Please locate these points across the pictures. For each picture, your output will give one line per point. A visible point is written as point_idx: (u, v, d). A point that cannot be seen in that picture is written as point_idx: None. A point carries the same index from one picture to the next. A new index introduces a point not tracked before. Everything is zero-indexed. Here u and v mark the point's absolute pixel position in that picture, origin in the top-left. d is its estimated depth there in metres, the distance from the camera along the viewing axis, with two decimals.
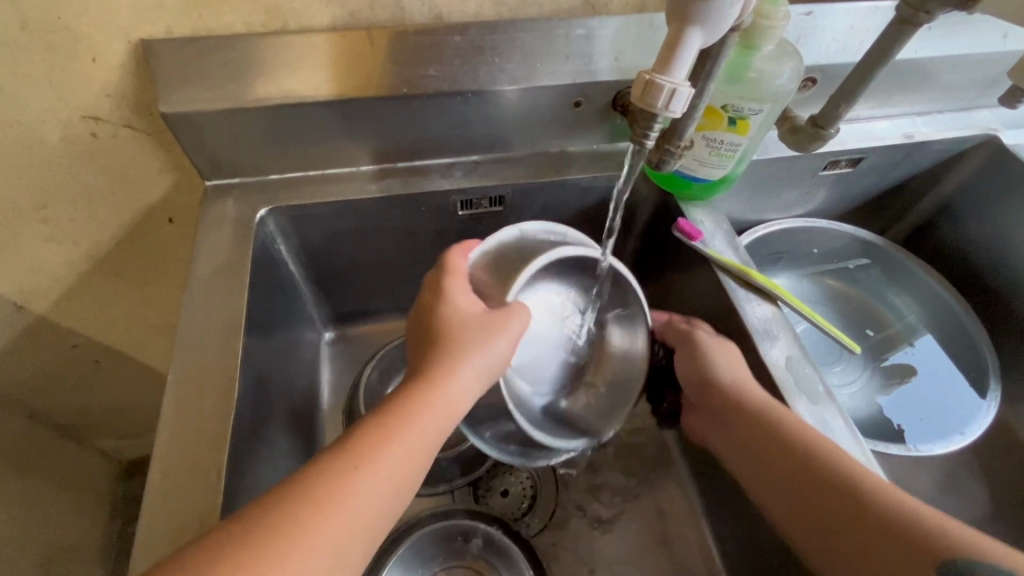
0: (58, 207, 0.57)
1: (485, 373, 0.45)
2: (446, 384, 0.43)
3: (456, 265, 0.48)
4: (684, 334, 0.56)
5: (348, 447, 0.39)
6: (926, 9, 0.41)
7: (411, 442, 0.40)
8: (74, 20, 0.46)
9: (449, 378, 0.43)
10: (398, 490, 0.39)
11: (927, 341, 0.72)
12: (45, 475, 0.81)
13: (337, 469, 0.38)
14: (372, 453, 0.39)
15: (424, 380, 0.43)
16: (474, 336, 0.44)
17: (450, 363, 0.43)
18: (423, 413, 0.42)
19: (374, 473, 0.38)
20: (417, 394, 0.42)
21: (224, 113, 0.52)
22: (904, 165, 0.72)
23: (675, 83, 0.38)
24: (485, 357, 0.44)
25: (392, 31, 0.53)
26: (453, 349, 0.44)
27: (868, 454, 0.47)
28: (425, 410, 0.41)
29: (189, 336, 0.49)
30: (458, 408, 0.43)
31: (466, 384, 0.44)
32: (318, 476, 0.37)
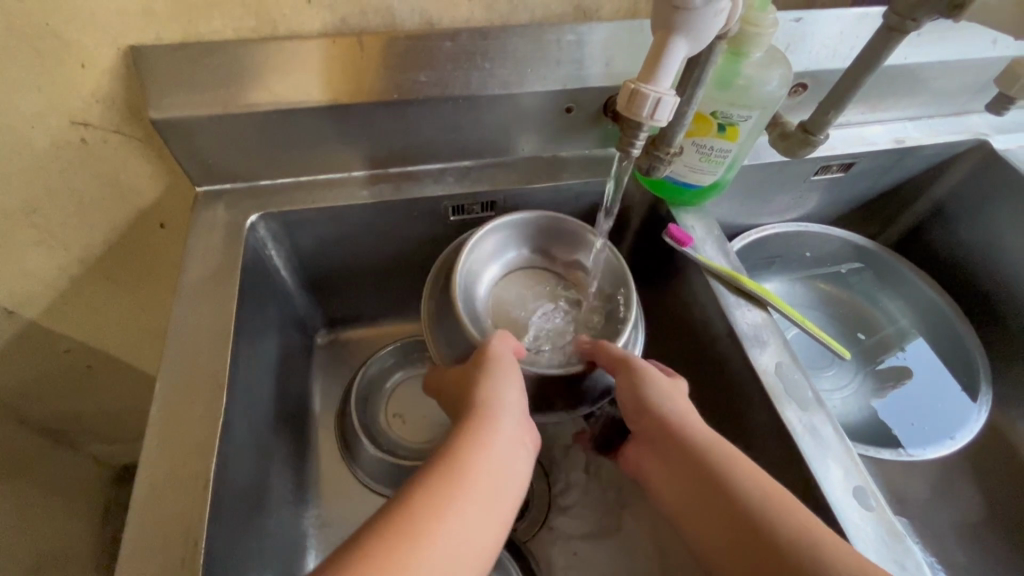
0: (48, 212, 0.57)
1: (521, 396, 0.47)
2: (495, 413, 0.45)
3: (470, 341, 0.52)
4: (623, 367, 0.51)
5: (425, 485, 0.40)
6: (913, 17, 0.41)
7: (482, 469, 0.41)
8: (63, 27, 0.46)
9: (498, 408, 0.45)
10: (486, 517, 0.40)
11: (919, 344, 0.72)
12: (36, 481, 0.80)
13: (420, 504, 0.38)
14: (448, 484, 0.40)
15: (472, 416, 0.45)
16: (508, 377, 0.47)
17: (496, 399, 0.46)
18: (484, 443, 0.43)
19: (457, 503, 0.39)
20: (471, 430, 0.44)
21: (214, 119, 0.52)
22: (896, 170, 0.72)
23: (660, 91, 0.38)
24: (515, 383, 0.47)
25: (383, 38, 0.53)
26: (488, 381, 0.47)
27: (857, 459, 0.47)
28: (490, 446, 0.43)
29: (178, 343, 0.49)
30: (517, 443, 0.45)
31: (508, 408, 0.46)
32: (406, 513, 0.37)
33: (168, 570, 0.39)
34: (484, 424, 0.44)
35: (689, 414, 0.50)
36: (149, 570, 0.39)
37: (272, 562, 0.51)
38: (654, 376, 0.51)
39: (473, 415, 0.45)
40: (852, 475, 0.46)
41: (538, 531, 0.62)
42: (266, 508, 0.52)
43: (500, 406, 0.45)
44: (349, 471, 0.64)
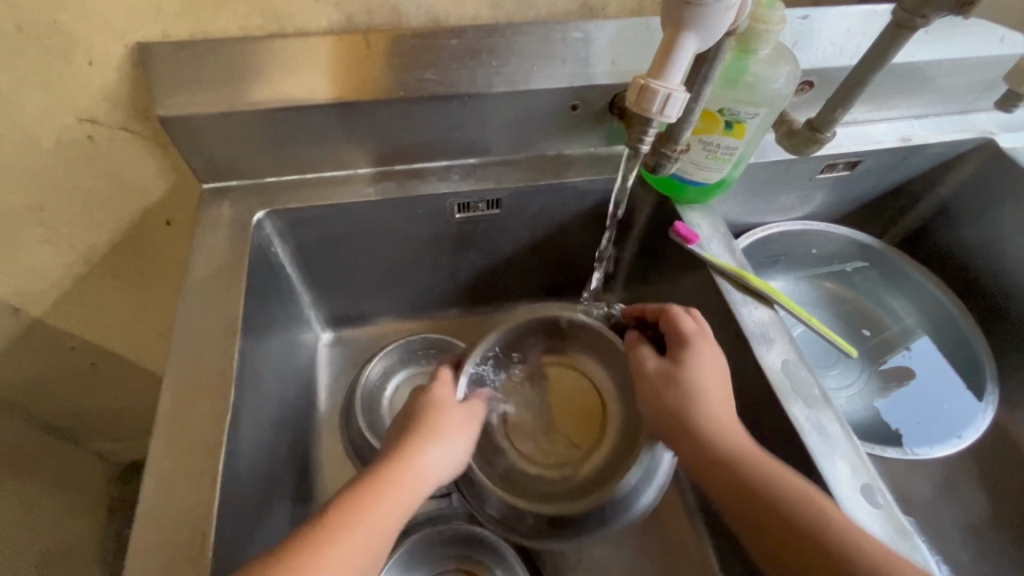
0: (55, 209, 0.57)
1: (449, 462, 0.48)
2: (412, 465, 0.45)
3: (445, 375, 0.53)
4: (645, 370, 0.52)
5: (311, 530, 0.40)
6: (921, 14, 0.41)
7: (371, 522, 0.41)
8: (70, 24, 0.46)
9: (417, 462, 0.46)
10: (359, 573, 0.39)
11: (924, 342, 0.72)
12: (40, 479, 0.80)
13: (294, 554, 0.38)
14: (330, 533, 0.40)
15: (390, 462, 0.45)
16: (443, 431, 0.49)
17: (419, 450, 0.47)
18: (383, 499, 0.43)
19: (331, 554, 0.39)
20: (379, 477, 0.44)
21: (221, 116, 0.52)
22: (901, 169, 0.72)
23: (670, 87, 0.38)
24: (447, 447, 0.48)
25: (389, 35, 0.53)
26: (424, 434, 0.48)
27: (864, 457, 0.47)
28: (393, 497, 0.43)
29: (185, 339, 0.49)
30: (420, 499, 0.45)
31: (427, 473, 0.46)
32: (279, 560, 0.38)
33: (176, 567, 0.39)
34: (393, 482, 0.44)
35: (709, 404, 0.49)
36: (156, 567, 0.39)
37: None
38: (699, 357, 0.50)
39: (383, 467, 0.45)
40: (858, 472, 0.46)
41: None
42: (272, 506, 0.52)
43: (419, 469, 0.46)
44: (354, 469, 0.64)
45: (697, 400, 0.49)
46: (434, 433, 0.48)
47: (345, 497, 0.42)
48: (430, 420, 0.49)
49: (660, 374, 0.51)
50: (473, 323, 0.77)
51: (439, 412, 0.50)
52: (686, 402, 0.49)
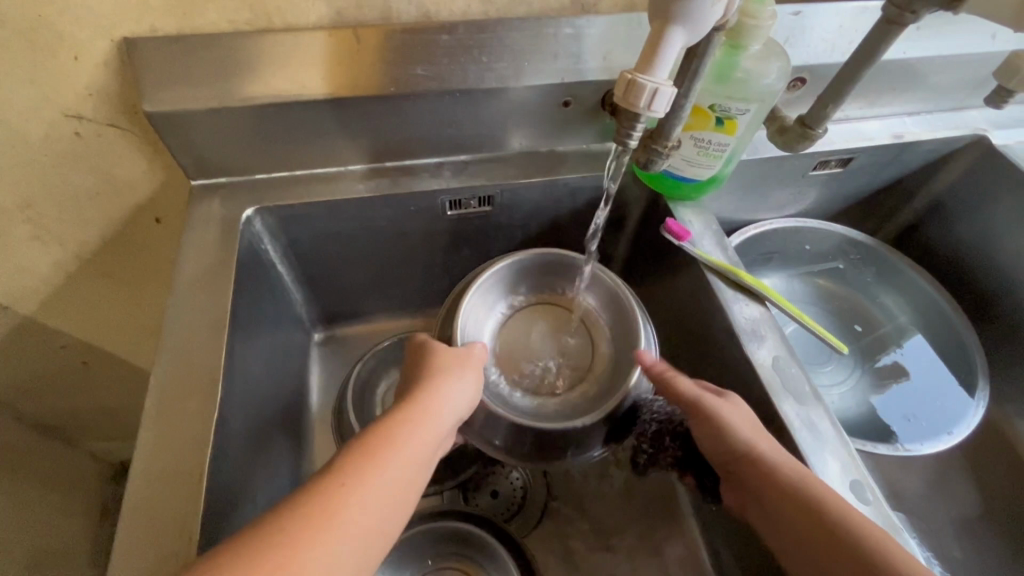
0: (43, 206, 0.57)
1: (467, 397, 0.48)
2: (430, 408, 0.45)
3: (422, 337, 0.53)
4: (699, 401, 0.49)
5: (355, 455, 0.39)
6: (912, 10, 0.41)
7: (409, 454, 0.41)
8: (55, 18, 0.45)
9: (434, 405, 0.45)
10: (401, 501, 0.39)
11: (916, 340, 0.72)
12: (33, 478, 0.80)
13: (333, 482, 0.38)
14: (377, 462, 0.39)
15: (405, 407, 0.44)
16: (455, 373, 0.48)
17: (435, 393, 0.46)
18: (416, 432, 0.43)
19: (379, 481, 0.39)
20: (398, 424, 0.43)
21: (210, 112, 0.51)
22: (894, 166, 0.72)
23: (657, 82, 0.38)
24: (465, 385, 0.48)
25: (379, 30, 0.52)
26: (444, 371, 0.48)
27: (855, 455, 0.47)
28: (412, 439, 0.42)
29: (174, 337, 0.48)
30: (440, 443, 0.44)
31: (449, 409, 0.46)
32: (326, 490, 0.37)
33: (164, 565, 0.39)
34: (425, 416, 0.44)
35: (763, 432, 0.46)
36: (142, 566, 0.39)
37: None
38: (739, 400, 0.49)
39: (412, 401, 0.45)
40: (849, 469, 0.46)
41: (535, 527, 0.62)
42: (263, 504, 0.52)
43: (442, 404, 0.45)
44: None
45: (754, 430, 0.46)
46: (450, 372, 0.48)
47: (383, 427, 0.42)
48: (441, 362, 0.49)
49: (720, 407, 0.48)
50: None
51: (445, 358, 0.49)
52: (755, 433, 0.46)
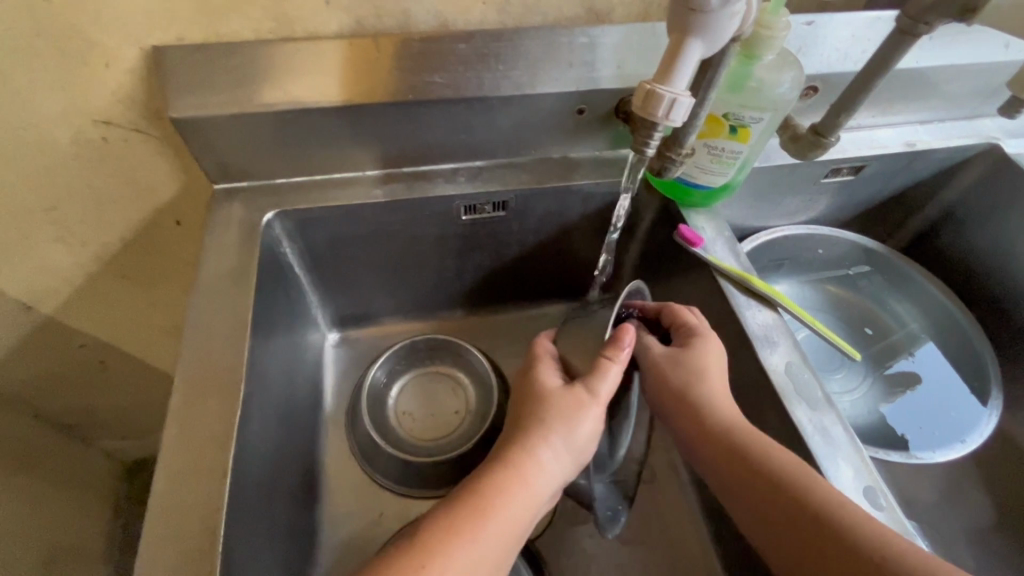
0: (69, 209, 0.58)
1: (571, 463, 0.47)
2: (534, 473, 0.45)
3: (550, 375, 0.50)
4: (653, 349, 0.53)
5: (450, 526, 0.41)
6: (926, 20, 0.42)
7: (511, 525, 0.42)
8: (86, 28, 0.46)
9: (534, 469, 0.45)
10: (498, 565, 0.41)
11: (928, 347, 0.72)
12: (50, 475, 0.82)
13: (415, 559, 0.39)
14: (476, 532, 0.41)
15: (508, 465, 0.45)
16: (576, 434, 0.47)
17: (541, 453, 0.45)
18: (515, 503, 0.43)
19: (477, 551, 0.40)
20: (498, 485, 0.43)
21: (232, 118, 0.52)
22: (906, 174, 0.72)
23: (675, 93, 0.39)
24: (572, 454, 0.47)
25: (397, 39, 0.54)
26: (547, 436, 0.46)
27: (867, 460, 0.47)
28: (515, 504, 0.43)
29: (196, 336, 0.49)
30: (541, 502, 0.45)
31: (548, 478, 0.45)
32: (424, 551, 0.40)
33: (187, 560, 0.40)
34: (524, 485, 0.44)
35: (721, 399, 0.49)
36: (166, 561, 0.40)
37: (284, 556, 0.52)
38: (705, 342, 0.51)
39: (515, 467, 0.44)
40: (862, 475, 0.46)
41: (546, 529, 0.62)
42: (280, 503, 0.53)
43: (543, 471, 0.45)
44: (360, 468, 0.65)
45: (703, 398, 0.49)
46: (560, 438, 0.46)
47: (480, 494, 0.43)
48: (550, 420, 0.46)
49: (667, 372, 0.52)
50: (477, 323, 0.78)
51: (560, 415, 0.47)
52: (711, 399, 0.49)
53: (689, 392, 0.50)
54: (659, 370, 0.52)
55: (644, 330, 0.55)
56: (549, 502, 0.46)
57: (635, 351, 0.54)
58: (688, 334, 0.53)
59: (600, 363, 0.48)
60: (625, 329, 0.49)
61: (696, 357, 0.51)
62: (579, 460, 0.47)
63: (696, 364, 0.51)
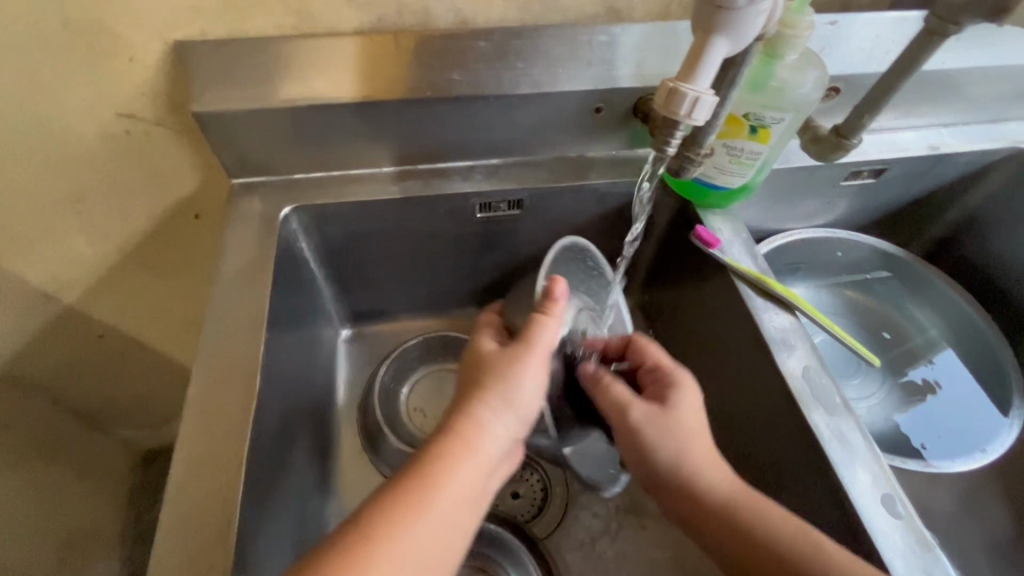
0: (92, 200, 0.59)
1: (515, 426, 0.45)
2: (476, 437, 0.43)
3: (491, 349, 0.48)
4: (627, 408, 0.51)
5: (391, 497, 0.39)
6: (955, 21, 0.41)
7: (456, 488, 0.41)
8: (113, 22, 0.47)
9: (476, 435, 0.43)
10: (457, 526, 0.40)
11: (947, 354, 0.70)
12: (67, 463, 0.83)
13: (359, 532, 0.37)
14: (420, 499, 0.39)
15: (449, 432, 0.43)
16: (521, 393, 0.45)
17: (481, 421, 0.44)
18: (458, 469, 0.41)
19: (427, 516, 0.39)
20: (438, 451, 0.42)
21: (253, 113, 0.53)
22: (929, 177, 0.71)
23: (699, 91, 0.39)
24: (518, 409, 0.45)
25: (417, 36, 0.54)
26: (489, 398, 0.44)
27: (885, 467, 0.46)
28: (459, 474, 0.41)
29: (215, 328, 0.50)
30: (490, 469, 0.43)
31: (494, 442, 0.43)
32: (372, 521, 0.38)
33: (202, 549, 0.41)
34: (469, 451, 0.42)
35: (699, 442, 0.50)
36: (183, 549, 0.41)
37: (295, 546, 0.53)
38: (681, 394, 0.52)
39: (456, 432, 0.43)
40: (879, 482, 0.45)
41: (557, 529, 0.62)
42: (292, 495, 0.53)
43: (487, 434, 0.43)
44: (371, 463, 0.65)
45: (683, 447, 0.50)
46: (500, 398, 0.44)
47: (421, 463, 0.41)
48: (491, 382, 0.45)
49: (653, 416, 0.51)
50: None
51: (499, 375, 0.45)
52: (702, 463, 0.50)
53: (689, 468, 0.49)
54: (636, 437, 0.51)
55: (603, 387, 0.52)
56: (501, 465, 0.45)
57: (610, 401, 0.52)
58: (665, 378, 0.53)
59: (534, 318, 0.47)
60: (555, 280, 0.48)
61: (670, 405, 0.51)
62: (525, 420, 0.46)
63: (673, 409, 0.51)
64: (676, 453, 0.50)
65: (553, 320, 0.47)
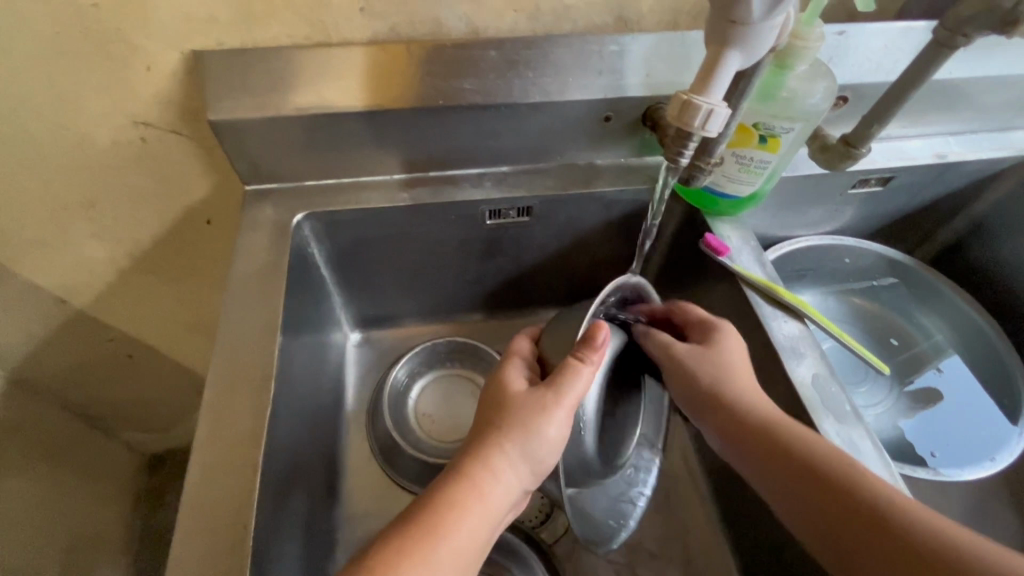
0: (106, 206, 0.60)
1: (528, 476, 0.45)
2: (489, 487, 0.43)
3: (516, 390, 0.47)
4: (671, 344, 0.55)
5: (399, 543, 0.39)
6: (963, 32, 0.42)
7: (465, 537, 0.41)
8: (131, 32, 0.48)
9: (488, 484, 0.43)
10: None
11: (955, 361, 0.71)
12: (76, 466, 0.83)
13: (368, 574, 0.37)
14: (427, 549, 0.39)
15: (463, 479, 0.43)
16: (539, 446, 0.44)
17: (495, 470, 0.43)
18: (468, 518, 0.41)
19: (433, 569, 0.39)
20: (452, 499, 0.42)
21: (267, 121, 0.54)
22: (937, 185, 0.71)
23: (712, 104, 0.39)
24: (533, 460, 0.45)
25: (429, 46, 0.54)
26: (507, 445, 0.44)
27: (895, 476, 0.46)
28: (467, 522, 0.41)
29: (228, 333, 0.50)
30: (497, 518, 0.43)
31: (505, 492, 0.44)
32: (378, 566, 0.38)
33: (216, 552, 0.41)
34: (479, 500, 0.42)
35: (736, 376, 0.51)
36: (198, 553, 0.41)
37: (305, 550, 0.53)
38: (712, 351, 0.53)
39: (470, 479, 0.43)
40: None
41: (564, 534, 0.63)
42: (303, 500, 0.54)
43: (500, 483, 0.44)
44: (379, 467, 0.65)
45: (723, 375, 0.51)
46: (517, 448, 0.44)
47: (432, 508, 0.41)
48: (511, 428, 0.44)
49: (695, 352, 0.53)
50: (497, 327, 0.78)
51: (521, 421, 0.45)
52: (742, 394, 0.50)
53: (729, 395, 0.50)
54: (682, 366, 0.54)
55: (648, 335, 0.56)
56: (508, 514, 0.45)
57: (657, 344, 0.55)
58: (707, 325, 0.55)
59: (568, 364, 0.46)
60: (598, 326, 0.47)
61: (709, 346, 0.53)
62: (539, 470, 0.46)
63: (710, 348, 0.52)
64: (714, 381, 0.52)
65: (590, 371, 0.46)
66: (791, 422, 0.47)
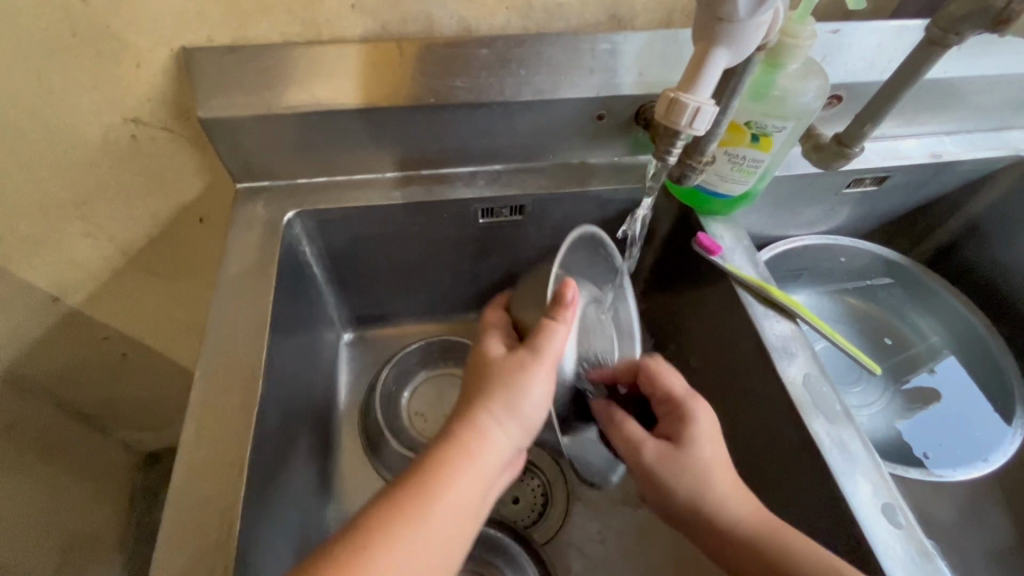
0: (97, 203, 0.60)
1: (518, 434, 0.45)
2: (479, 449, 0.43)
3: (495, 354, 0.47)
4: (641, 449, 0.51)
5: (391, 507, 0.39)
6: (956, 31, 0.41)
7: (457, 495, 0.41)
8: (120, 29, 0.48)
9: (476, 445, 0.43)
10: (452, 538, 0.40)
11: (949, 362, 0.70)
12: (70, 465, 0.83)
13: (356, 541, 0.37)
14: (417, 508, 0.39)
15: (451, 441, 0.43)
16: (521, 406, 0.44)
17: (484, 433, 0.43)
18: (459, 478, 0.41)
19: (425, 527, 0.39)
20: (442, 460, 0.41)
21: (258, 119, 0.53)
22: (932, 185, 0.71)
23: (699, 101, 0.39)
24: (521, 419, 0.45)
25: (421, 44, 0.54)
26: (494, 407, 0.44)
27: (886, 477, 0.46)
28: (458, 483, 0.41)
29: (218, 332, 0.50)
30: (490, 478, 0.43)
31: (496, 451, 0.44)
32: (368, 529, 0.38)
33: (203, 551, 0.41)
34: (470, 460, 0.42)
35: (714, 471, 0.49)
36: (184, 553, 0.41)
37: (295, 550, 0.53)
38: (693, 417, 0.51)
39: (459, 441, 0.43)
40: (879, 492, 0.45)
41: (555, 537, 0.63)
42: (293, 499, 0.54)
43: (489, 445, 0.43)
44: (371, 466, 0.65)
45: (703, 480, 0.49)
46: (502, 408, 0.44)
47: (423, 469, 0.41)
48: (495, 391, 0.44)
49: (665, 452, 0.51)
50: None
51: (504, 382, 0.44)
52: (715, 507, 0.48)
53: (705, 505, 0.48)
54: (651, 480, 0.51)
55: (616, 425, 0.53)
56: (501, 475, 0.45)
57: (624, 447, 0.52)
58: (678, 407, 0.52)
59: (544, 325, 0.45)
60: (567, 284, 0.45)
61: (686, 437, 0.51)
62: (529, 429, 0.46)
63: (692, 455, 0.50)
64: (695, 490, 0.49)
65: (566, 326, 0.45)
66: (780, 523, 0.46)
